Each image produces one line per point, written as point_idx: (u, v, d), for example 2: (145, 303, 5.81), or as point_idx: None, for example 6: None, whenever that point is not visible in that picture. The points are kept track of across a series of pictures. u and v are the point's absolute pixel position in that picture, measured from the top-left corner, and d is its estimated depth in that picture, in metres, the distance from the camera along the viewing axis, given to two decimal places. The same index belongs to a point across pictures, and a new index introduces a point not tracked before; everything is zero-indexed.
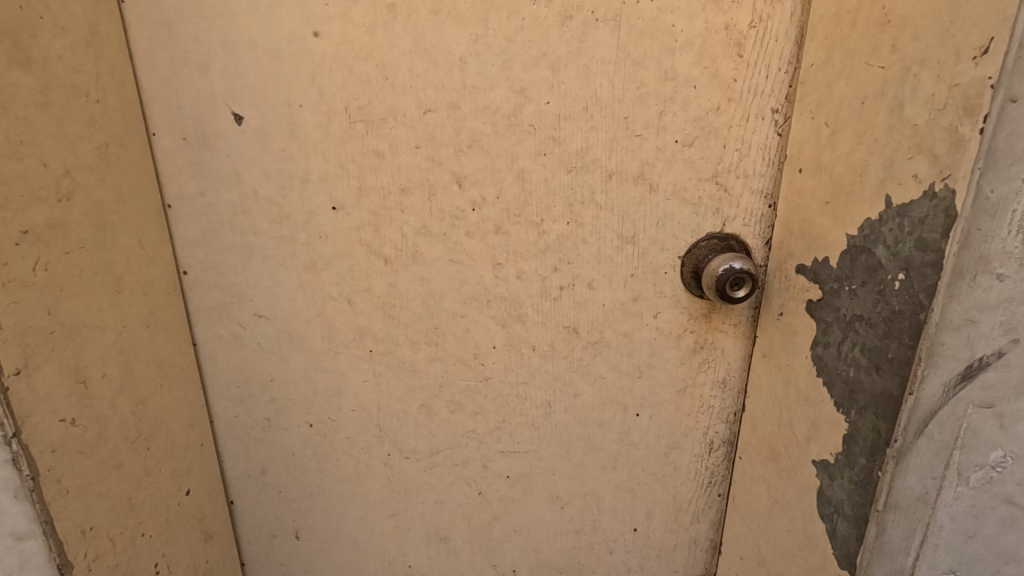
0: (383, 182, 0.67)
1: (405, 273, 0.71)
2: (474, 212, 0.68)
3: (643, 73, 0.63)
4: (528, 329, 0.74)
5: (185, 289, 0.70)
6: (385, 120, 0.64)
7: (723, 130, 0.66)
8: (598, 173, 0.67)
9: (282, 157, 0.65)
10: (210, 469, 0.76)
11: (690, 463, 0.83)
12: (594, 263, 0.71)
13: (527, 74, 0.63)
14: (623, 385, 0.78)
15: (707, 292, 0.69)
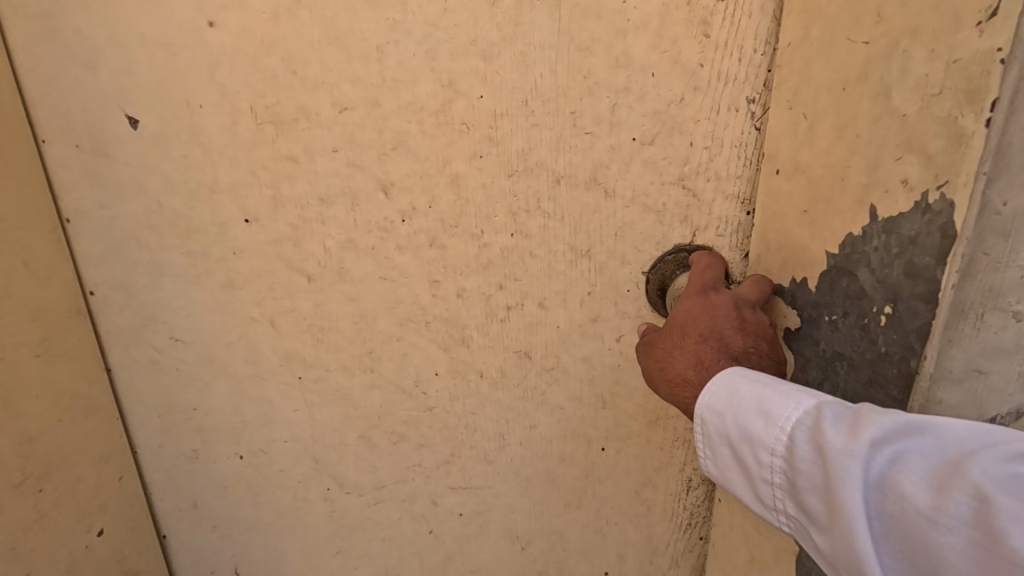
0: (300, 191, 0.59)
1: (332, 293, 0.63)
2: (404, 224, 0.60)
3: (590, 60, 0.54)
4: (474, 354, 0.66)
5: (93, 311, 0.64)
6: (297, 121, 0.56)
7: (688, 125, 0.56)
8: (545, 178, 0.58)
9: (186, 164, 0.58)
10: (131, 503, 0.70)
11: (666, 502, 0.73)
12: (544, 280, 0.62)
13: (456, 64, 0.54)
14: (585, 416, 0.69)
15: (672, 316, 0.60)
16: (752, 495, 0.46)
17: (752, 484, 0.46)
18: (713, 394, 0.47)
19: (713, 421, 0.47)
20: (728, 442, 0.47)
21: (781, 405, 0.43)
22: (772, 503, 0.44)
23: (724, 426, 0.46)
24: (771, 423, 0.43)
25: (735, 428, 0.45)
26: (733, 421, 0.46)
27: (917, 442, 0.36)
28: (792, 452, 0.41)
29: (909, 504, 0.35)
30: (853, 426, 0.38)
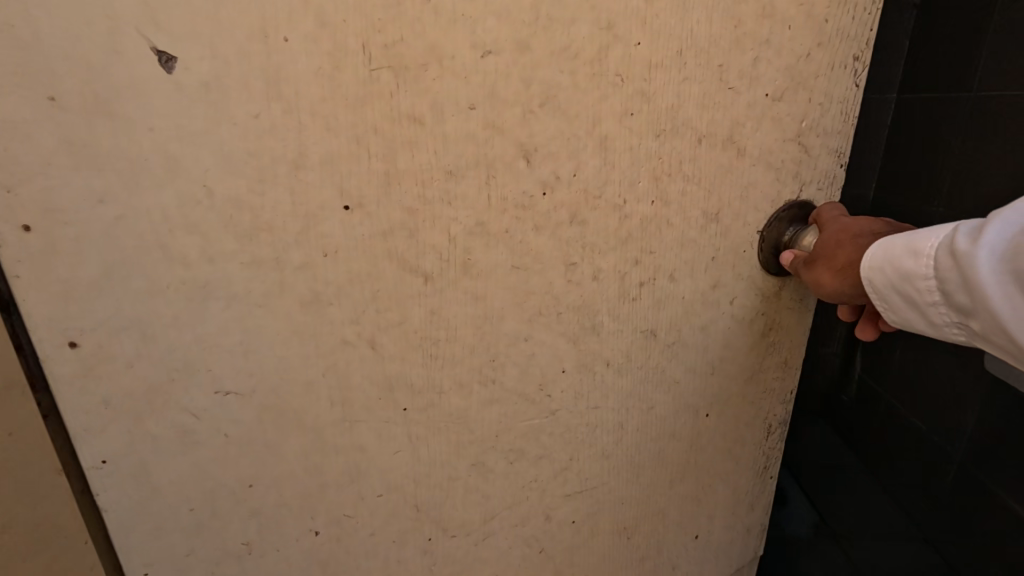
0: (423, 162, 0.44)
1: (453, 294, 0.50)
2: (545, 198, 0.50)
3: (742, 8, 0.51)
4: (603, 341, 0.59)
5: (50, 380, 0.42)
6: (427, 67, 0.42)
7: (810, 80, 0.57)
8: (688, 138, 0.54)
9: (254, 126, 0.39)
10: None
11: (751, 453, 0.77)
12: (677, 249, 0.58)
13: (619, 3, 0.46)
14: (697, 386, 0.67)
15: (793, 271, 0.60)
16: (927, 329, 0.47)
17: (925, 319, 0.47)
18: (862, 257, 0.48)
19: (872, 280, 0.48)
20: (888, 291, 0.47)
21: (923, 236, 0.45)
22: (942, 328, 0.46)
23: (880, 279, 0.47)
24: (919, 254, 0.45)
25: (889, 274, 0.46)
26: (886, 270, 0.47)
27: None
28: (942, 269, 0.43)
29: None
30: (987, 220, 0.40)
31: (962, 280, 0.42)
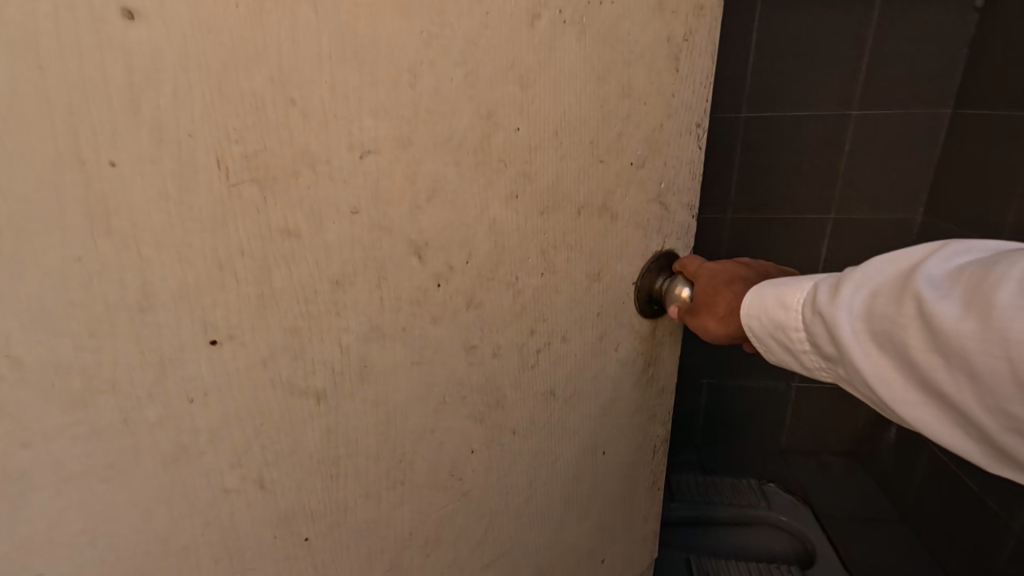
0: (303, 276, 0.39)
1: (350, 406, 0.45)
2: (440, 289, 0.48)
3: (606, 89, 0.54)
4: (508, 412, 0.59)
5: None
6: (297, 174, 0.37)
7: (665, 148, 0.63)
8: (569, 211, 0.56)
9: (79, 273, 0.30)
10: None
11: (640, 473, 0.83)
12: (567, 312, 0.60)
13: (495, 91, 0.45)
14: (594, 429, 0.71)
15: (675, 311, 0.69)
16: (795, 366, 0.58)
17: (799, 359, 0.57)
18: (743, 306, 0.58)
19: (751, 325, 0.59)
20: (767, 336, 0.58)
21: (793, 291, 0.55)
22: (812, 369, 0.57)
23: (758, 325, 0.58)
24: (787, 307, 0.55)
25: (765, 322, 0.57)
26: (762, 318, 0.58)
27: (884, 276, 0.49)
28: (805, 321, 0.54)
29: (888, 323, 0.47)
30: (839, 285, 0.51)
31: (823, 331, 0.52)
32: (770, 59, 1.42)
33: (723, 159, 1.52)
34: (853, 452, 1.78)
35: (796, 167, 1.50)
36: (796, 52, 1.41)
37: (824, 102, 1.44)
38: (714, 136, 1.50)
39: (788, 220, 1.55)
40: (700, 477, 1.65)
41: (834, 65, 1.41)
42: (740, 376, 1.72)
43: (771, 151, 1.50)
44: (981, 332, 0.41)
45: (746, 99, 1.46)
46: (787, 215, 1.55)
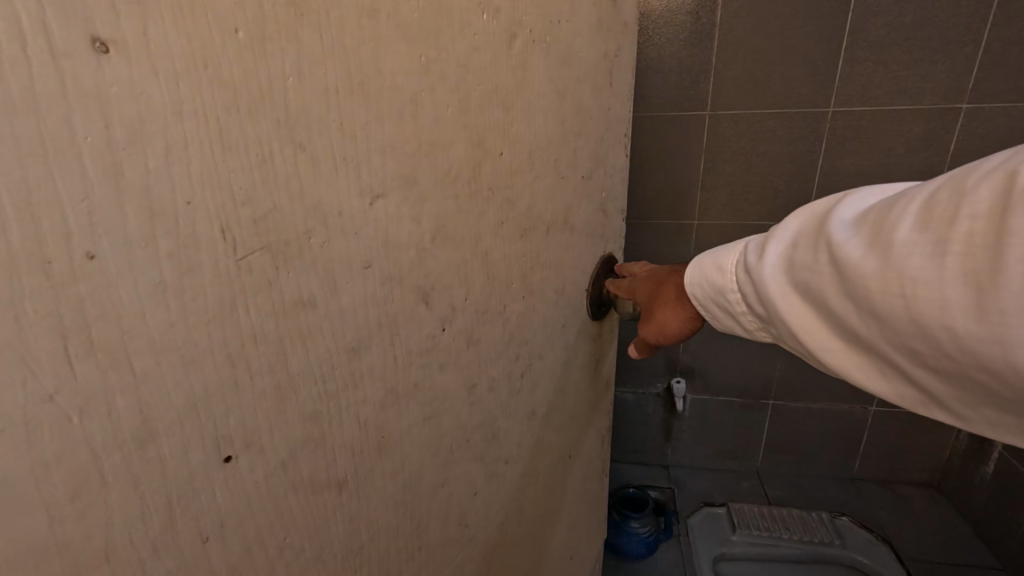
0: (321, 351, 0.33)
1: (370, 485, 0.39)
2: (446, 332, 0.44)
3: (564, 106, 0.54)
4: (502, 443, 0.57)
5: None
6: (309, 232, 0.30)
7: (604, 160, 0.65)
8: (541, 230, 0.55)
9: (51, 419, 0.21)
10: None
11: (593, 464, 0.88)
12: (542, 331, 0.60)
13: (483, 116, 0.42)
14: (562, 436, 0.72)
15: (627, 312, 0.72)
16: (739, 331, 0.59)
17: (743, 324, 0.58)
18: (687, 276, 0.62)
19: (695, 293, 0.62)
20: (711, 303, 0.60)
21: (729, 255, 0.57)
22: (755, 331, 0.57)
23: (701, 292, 0.61)
24: (723, 270, 0.57)
25: (707, 288, 0.60)
26: (705, 286, 0.60)
27: (800, 228, 0.49)
28: (737, 281, 0.56)
29: (800, 274, 0.47)
30: (765, 244, 0.52)
31: (753, 289, 0.54)
32: (868, 51, 1.48)
33: (800, 164, 1.64)
34: (935, 482, 1.97)
35: (890, 166, 1.59)
36: (897, 40, 1.46)
37: (928, 94, 1.50)
38: (790, 133, 1.61)
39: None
40: (763, 510, 1.88)
41: (944, 54, 1.45)
42: (810, 401, 1.91)
43: (874, 139, 1.57)
44: (874, 272, 0.39)
45: (831, 95, 1.55)
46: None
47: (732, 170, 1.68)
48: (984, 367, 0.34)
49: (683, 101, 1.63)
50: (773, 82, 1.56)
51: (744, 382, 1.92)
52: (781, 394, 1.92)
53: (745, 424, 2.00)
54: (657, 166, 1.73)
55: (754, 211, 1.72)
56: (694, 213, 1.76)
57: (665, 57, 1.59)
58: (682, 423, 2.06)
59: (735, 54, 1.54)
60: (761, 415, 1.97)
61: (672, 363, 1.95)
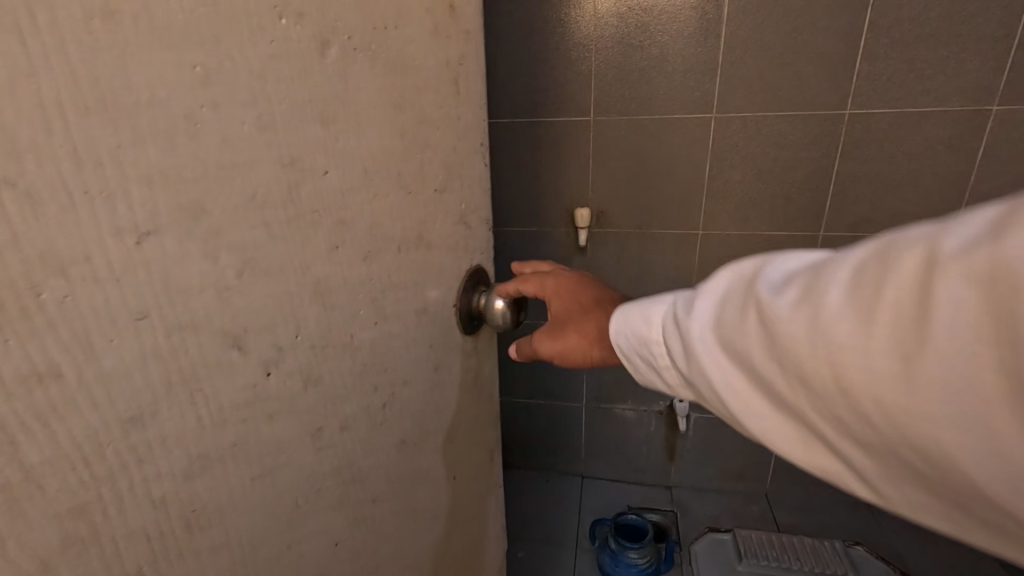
0: (79, 430, 0.27)
1: (178, 570, 0.33)
2: (272, 378, 0.39)
3: (404, 117, 0.50)
4: (366, 483, 0.52)
5: None
6: (38, 288, 0.24)
7: (459, 171, 0.63)
8: (389, 249, 0.51)
9: None
10: None
11: (488, 482, 0.85)
12: (404, 356, 0.56)
13: (295, 133, 0.38)
14: (444, 460, 0.69)
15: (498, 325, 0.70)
16: (662, 387, 0.55)
17: (663, 379, 0.54)
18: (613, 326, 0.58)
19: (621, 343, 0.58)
20: (638, 354, 0.56)
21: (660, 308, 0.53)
22: (674, 387, 0.53)
23: (627, 340, 0.57)
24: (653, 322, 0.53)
25: (635, 337, 0.55)
26: (632, 335, 0.56)
27: (728, 284, 0.46)
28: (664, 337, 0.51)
29: (725, 334, 0.43)
30: (694, 299, 0.48)
31: (677, 346, 0.49)
32: (891, 48, 1.34)
33: (812, 168, 1.49)
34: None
35: (915, 171, 1.45)
36: (924, 36, 1.32)
37: (954, 96, 1.36)
38: (805, 137, 1.46)
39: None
40: (773, 537, 1.78)
41: (971, 51, 1.31)
42: None
43: (894, 142, 1.43)
44: (804, 344, 0.36)
45: (847, 97, 1.41)
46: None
47: (739, 176, 1.53)
48: (918, 456, 0.33)
49: (689, 104, 1.48)
50: (787, 83, 1.42)
51: None
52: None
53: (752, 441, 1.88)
54: (650, 174, 1.58)
55: (760, 219, 1.57)
56: (699, 220, 1.60)
57: (669, 56, 1.44)
58: (686, 442, 1.95)
59: (746, 54, 1.41)
60: None
61: None
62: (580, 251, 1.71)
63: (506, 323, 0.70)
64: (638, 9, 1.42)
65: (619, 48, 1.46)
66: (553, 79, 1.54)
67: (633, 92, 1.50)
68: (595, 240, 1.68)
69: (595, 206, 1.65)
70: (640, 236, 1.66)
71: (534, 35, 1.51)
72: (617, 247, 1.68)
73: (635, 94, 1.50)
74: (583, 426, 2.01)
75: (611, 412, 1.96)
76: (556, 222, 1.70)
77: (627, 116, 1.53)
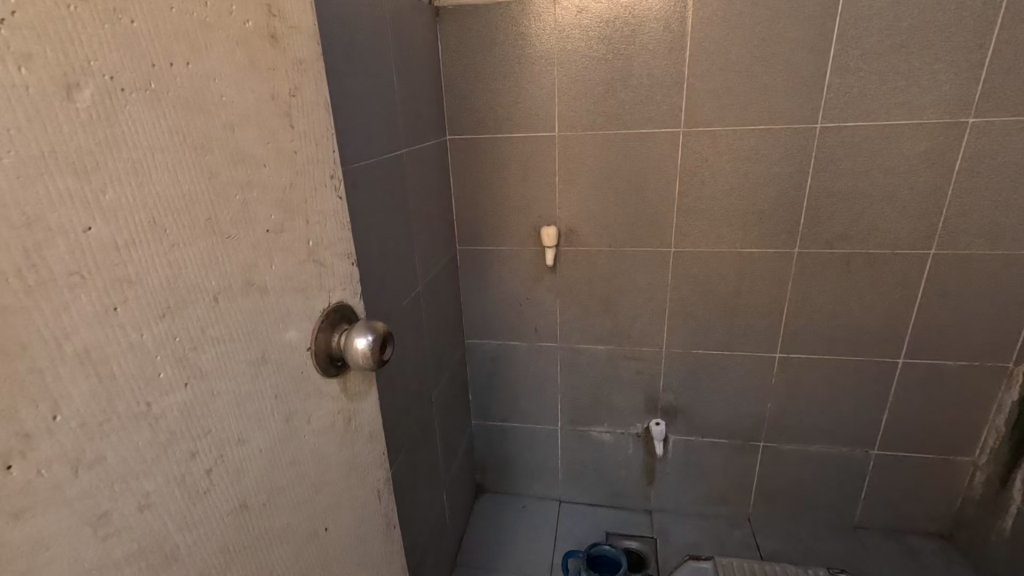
0: None
1: None
2: (18, 471, 0.34)
3: (210, 159, 0.48)
4: (190, 560, 0.47)
5: None
6: None
7: (302, 205, 0.61)
8: (203, 298, 0.48)
9: None
10: None
11: (375, 524, 0.82)
12: (237, 411, 0.53)
13: (29, 189, 0.34)
14: (309, 513, 0.65)
15: (357, 367, 0.68)
16: None
17: None
18: None
19: None
20: None
21: None
22: None
23: None
24: None
25: None
26: None
27: None
28: None
29: None
30: None
31: None
32: (862, 60, 1.39)
33: (783, 184, 1.55)
34: (945, 532, 1.88)
35: (891, 186, 1.49)
36: (894, 47, 1.37)
37: (932, 108, 1.40)
38: (775, 151, 1.52)
39: (872, 253, 1.57)
40: (756, 565, 1.73)
41: (946, 63, 1.36)
42: (805, 443, 1.86)
43: (870, 157, 1.48)
44: None
45: (820, 109, 1.45)
46: (871, 249, 1.57)
47: (710, 193, 1.59)
48: None
49: (655, 118, 1.55)
50: (755, 95, 1.47)
51: (727, 414, 1.88)
52: (774, 426, 1.86)
53: (734, 467, 1.95)
54: (618, 193, 1.65)
55: (733, 235, 1.63)
56: (671, 238, 1.67)
57: (635, 69, 1.51)
58: (665, 466, 2.01)
59: (713, 67, 1.47)
60: (751, 456, 1.92)
61: (653, 402, 1.92)
62: (550, 269, 1.79)
63: (371, 363, 0.67)
64: (604, 22, 1.48)
65: (587, 61, 1.53)
66: (523, 93, 1.59)
67: (602, 106, 1.57)
68: (564, 257, 1.76)
69: (563, 226, 1.72)
70: (612, 254, 1.73)
71: (505, 48, 1.56)
72: (589, 266, 1.76)
73: (603, 106, 1.56)
74: (558, 448, 2.08)
75: (589, 436, 2.03)
76: (524, 241, 1.77)
77: (594, 131, 1.60)
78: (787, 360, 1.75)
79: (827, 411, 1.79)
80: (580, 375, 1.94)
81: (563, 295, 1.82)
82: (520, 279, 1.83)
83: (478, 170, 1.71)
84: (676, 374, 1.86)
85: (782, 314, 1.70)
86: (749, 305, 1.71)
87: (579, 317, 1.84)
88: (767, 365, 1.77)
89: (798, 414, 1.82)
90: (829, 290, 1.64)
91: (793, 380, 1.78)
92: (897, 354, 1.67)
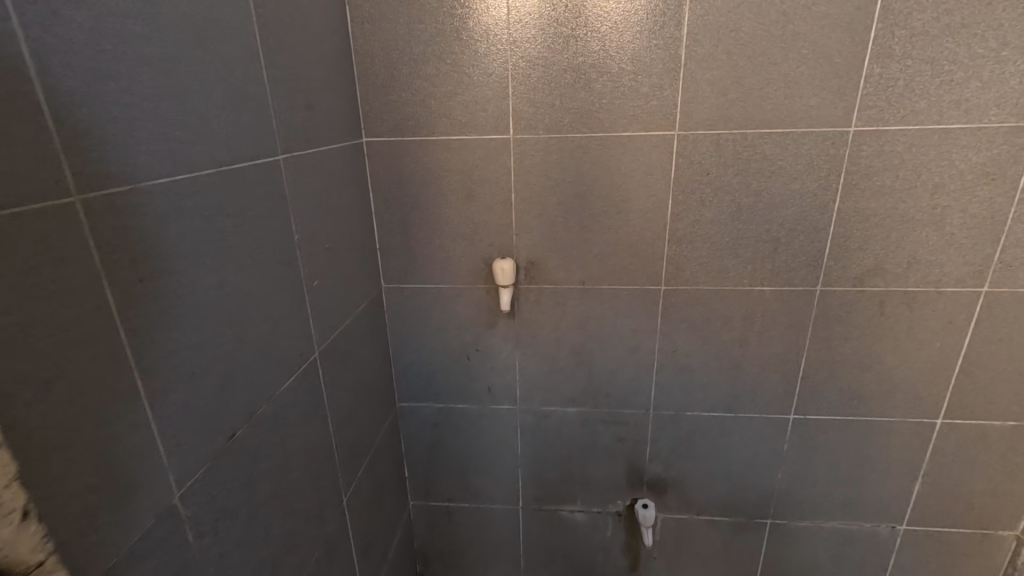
0: None
1: None
2: None
3: None
4: None
5: None
6: None
7: None
8: None
9: None
10: None
11: None
12: None
13: None
14: None
15: None
16: None
17: None
18: None
19: None
20: None
21: None
22: None
23: None
24: None
25: None
26: None
27: None
28: None
29: None
30: None
31: None
32: (909, 43, 1.05)
33: (805, 204, 1.19)
34: None
35: (939, 209, 1.16)
36: (952, 27, 1.03)
37: (995, 109, 1.08)
38: (795, 163, 1.16)
39: (911, 292, 1.24)
40: None
41: (1016, 48, 1.03)
42: (822, 520, 1.51)
43: (915, 170, 1.14)
44: None
45: (854, 109, 1.11)
46: (911, 288, 1.23)
47: (711, 216, 1.22)
48: None
49: (641, 117, 1.16)
50: (773, 88, 1.11)
51: (728, 487, 1.51)
52: (783, 501, 1.50)
53: (735, 549, 1.58)
54: (593, 215, 1.25)
55: (741, 270, 1.26)
56: (661, 273, 1.29)
57: (612, 50, 1.12)
58: (653, 550, 1.62)
59: (718, 50, 1.10)
60: (757, 536, 1.56)
61: (638, 475, 1.53)
62: (506, 313, 1.37)
63: None
64: None
65: (547, 37, 1.13)
66: (464, 79, 1.18)
67: (569, 99, 1.17)
68: (524, 298, 1.35)
69: (522, 257, 1.31)
70: (585, 294, 1.33)
71: (438, 18, 1.14)
72: (556, 309, 1.36)
73: (573, 100, 1.17)
74: (520, 532, 1.65)
75: (558, 516, 1.62)
76: (470, 276, 1.34)
77: (560, 132, 1.20)
78: (803, 422, 1.40)
79: (849, 481, 1.45)
80: (546, 444, 1.52)
81: (523, 345, 1.41)
82: (466, 326, 1.40)
83: (408, 183, 1.28)
84: (666, 440, 1.47)
85: (800, 366, 1.34)
86: (759, 355, 1.35)
87: (543, 373, 1.43)
88: (777, 428, 1.42)
89: (814, 485, 1.47)
90: (858, 337, 1.29)
91: (810, 446, 1.43)
92: (935, 414, 1.35)
